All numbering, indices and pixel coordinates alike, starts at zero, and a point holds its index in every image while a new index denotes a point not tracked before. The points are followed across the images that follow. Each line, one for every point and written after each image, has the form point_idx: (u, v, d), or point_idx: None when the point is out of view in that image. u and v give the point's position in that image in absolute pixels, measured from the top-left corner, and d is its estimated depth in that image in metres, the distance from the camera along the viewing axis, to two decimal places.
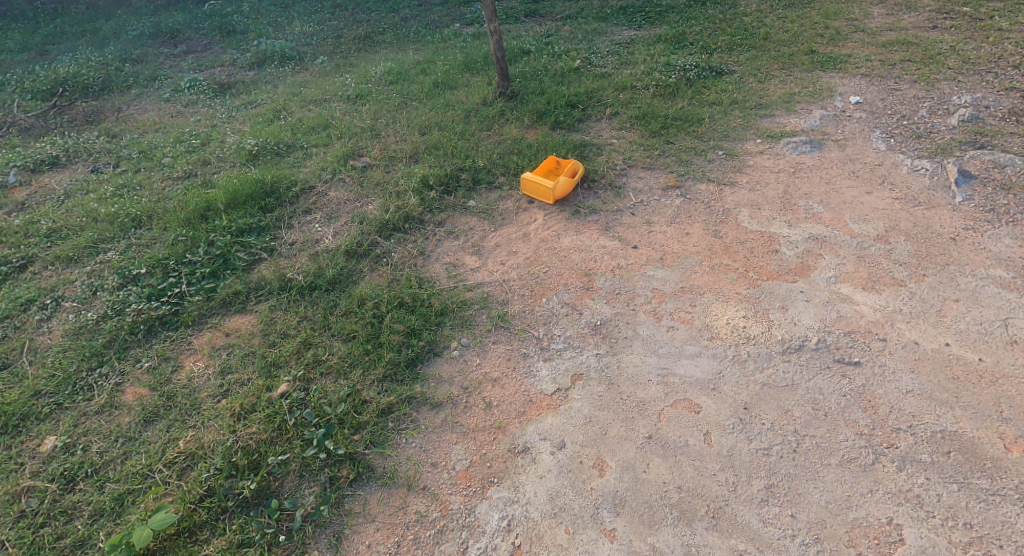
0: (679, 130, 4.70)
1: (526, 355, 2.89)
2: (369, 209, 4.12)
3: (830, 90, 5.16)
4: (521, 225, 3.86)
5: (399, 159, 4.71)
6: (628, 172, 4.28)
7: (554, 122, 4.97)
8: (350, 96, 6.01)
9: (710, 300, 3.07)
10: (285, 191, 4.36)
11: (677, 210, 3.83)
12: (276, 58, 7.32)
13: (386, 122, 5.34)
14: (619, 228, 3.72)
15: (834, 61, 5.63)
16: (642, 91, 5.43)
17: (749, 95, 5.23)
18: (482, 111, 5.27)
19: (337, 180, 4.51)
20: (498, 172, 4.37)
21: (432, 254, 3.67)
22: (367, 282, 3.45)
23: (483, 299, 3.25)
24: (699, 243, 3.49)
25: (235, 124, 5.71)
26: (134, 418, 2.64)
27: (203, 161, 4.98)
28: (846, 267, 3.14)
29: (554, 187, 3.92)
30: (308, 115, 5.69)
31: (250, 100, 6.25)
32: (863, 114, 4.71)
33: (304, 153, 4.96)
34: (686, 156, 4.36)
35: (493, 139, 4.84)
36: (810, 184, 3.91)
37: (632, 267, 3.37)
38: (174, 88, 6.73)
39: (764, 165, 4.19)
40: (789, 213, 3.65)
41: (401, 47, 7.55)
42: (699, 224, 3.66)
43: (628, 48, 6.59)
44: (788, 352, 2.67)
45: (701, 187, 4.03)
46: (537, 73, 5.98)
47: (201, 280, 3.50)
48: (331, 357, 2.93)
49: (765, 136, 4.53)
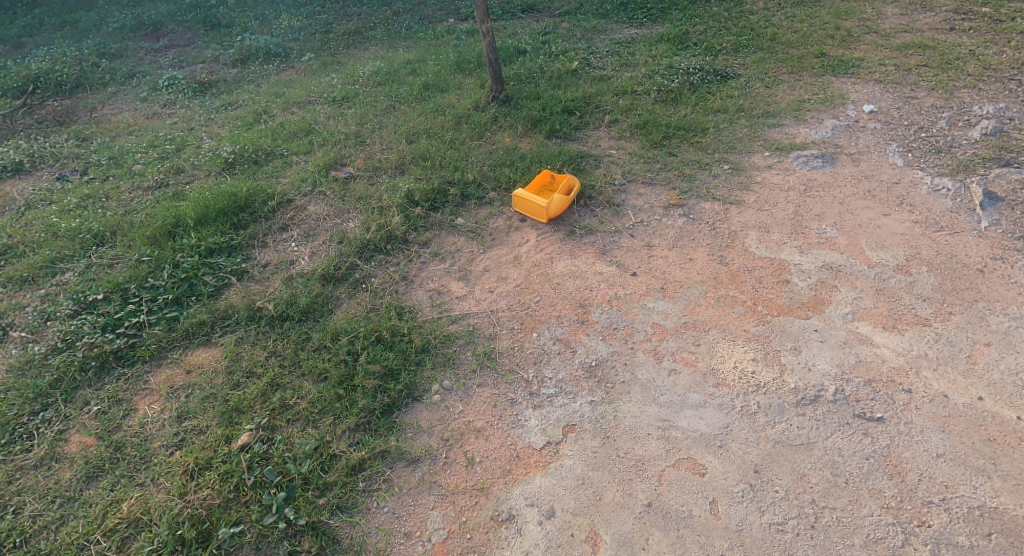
0: (682, 141, 4.42)
1: (513, 400, 2.63)
2: (350, 226, 3.84)
3: (842, 97, 4.88)
4: (512, 247, 3.60)
5: (384, 169, 4.43)
6: (627, 187, 4.01)
7: (550, 130, 4.69)
8: (336, 98, 5.71)
9: (715, 338, 2.81)
10: (261, 205, 4.08)
11: (680, 232, 3.57)
12: (261, 54, 6.99)
13: (372, 128, 5.05)
14: (617, 252, 3.46)
15: (845, 65, 5.34)
16: (643, 96, 5.15)
17: (756, 102, 4.95)
18: (474, 117, 4.98)
19: (317, 193, 4.24)
20: (488, 186, 4.10)
21: (416, 279, 3.41)
22: (343, 312, 3.19)
23: (468, 333, 2.99)
24: (703, 271, 3.23)
25: (213, 127, 5.41)
26: (75, 474, 2.39)
27: (176, 169, 4.68)
28: (864, 301, 2.88)
29: (549, 206, 3.66)
30: (291, 118, 5.40)
31: (230, 101, 5.94)
32: (877, 125, 4.43)
33: (284, 162, 4.67)
34: (690, 170, 4.09)
35: (484, 148, 4.55)
36: (822, 203, 3.65)
37: (630, 298, 3.11)
38: (152, 85, 6.40)
39: (772, 181, 3.93)
40: (800, 237, 3.39)
41: (392, 44, 7.23)
42: (703, 249, 3.40)
43: (629, 48, 6.29)
44: (803, 404, 2.41)
45: (706, 205, 3.77)
46: (533, 75, 5.69)
47: (163, 307, 3.23)
48: (299, 401, 2.67)
49: (773, 149, 4.26)
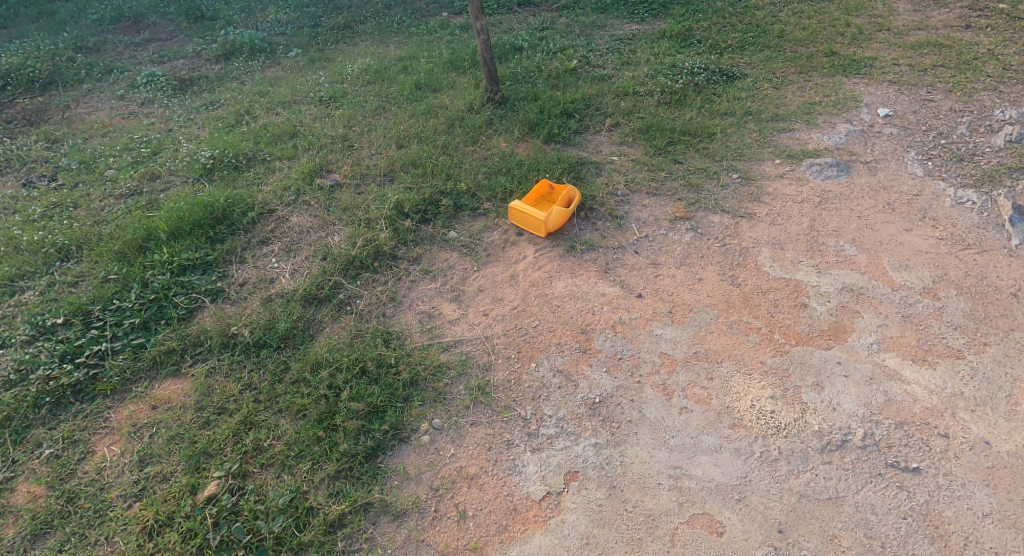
0: (687, 147, 4.19)
1: (509, 442, 2.40)
2: (336, 240, 3.60)
3: (855, 99, 4.64)
4: (508, 264, 3.36)
5: (373, 176, 4.17)
6: (630, 198, 3.78)
7: (548, 134, 4.44)
8: (323, 97, 5.43)
9: (729, 371, 2.58)
10: (240, 216, 3.82)
11: (687, 248, 3.34)
12: (245, 50, 6.68)
13: (361, 131, 4.79)
14: (621, 271, 3.24)
15: (857, 65, 5.10)
16: (646, 97, 4.90)
17: (764, 105, 4.71)
18: (467, 120, 4.72)
19: (301, 203, 3.98)
20: (483, 196, 3.85)
21: (405, 300, 3.17)
22: (326, 337, 2.94)
23: (461, 362, 2.76)
24: (714, 293, 3.00)
25: (193, 129, 5.13)
26: (20, 531, 2.19)
27: (151, 175, 4.41)
28: (890, 329, 2.65)
29: (548, 220, 3.42)
30: (275, 120, 5.12)
31: (212, 100, 5.65)
32: (893, 130, 4.20)
33: (266, 168, 4.40)
34: (696, 179, 3.86)
35: (479, 154, 4.30)
36: (839, 217, 3.42)
37: (635, 324, 2.89)
38: (130, 82, 6.09)
39: (784, 192, 3.70)
40: (816, 255, 3.16)
41: (382, 39, 6.93)
42: (713, 268, 3.17)
43: (630, 45, 6.02)
44: (830, 451, 2.18)
45: (714, 218, 3.54)
46: (530, 74, 5.42)
47: (130, 332, 2.97)
48: (274, 443, 2.43)
49: (784, 156, 4.02)
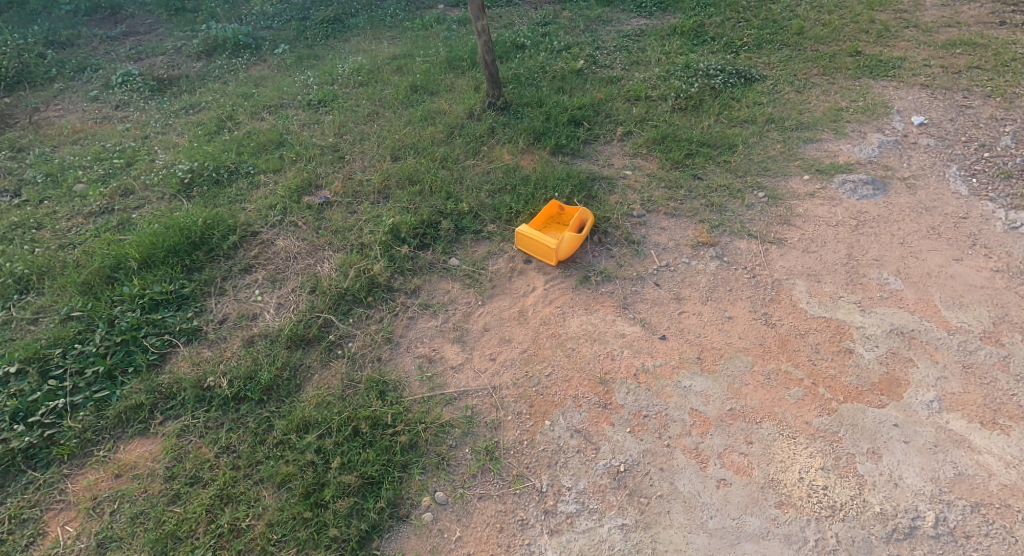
0: (707, 160, 3.87)
1: (524, 522, 2.11)
2: (325, 268, 3.27)
3: (885, 105, 4.32)
4: (516, 298, 3.05)
5: (365, 193, 3.84)
6: (648, 219, 3.47)
7: (555, 145, 4.11)
8: (312, 100, 5.06)
9: (771, 433, 2.27)
10: (220, 240, 3.46)
11: (713, 279, 3.03)
12: (228, 46, 6.28)
13: (353, 140, 4.43)
14: (641, 306, 2.93)
15: (884, 66, 4.76)
16: (659, 102, 4.56)
17: (787, 111, 4.37)
18: (468, 129, 4.38)
19: (287, 224, 3.64)
20: (487, 218, 3.54)
21: (402, 340, 2.85)
22: (314, 387, 2.62)
23: (466, 419, 2.45)
24: (747, 336, 2.70)
25: (171, 137, 4.76)
26: None
27: (123, 190, 4.04)
28: (950, 384, 2.36)
29: (559, 247, 3.11)
30: (260, 126, 4.76)
31: (192, 102, 5.26)
32: (930, 142, 3.89)
33: (249, 183, 4.05)
34: (719, 198, 3.55)
35: (481, 167, 3.97)
36: (879, 243, 3.11)
37: (660, 373, 2.58)
38: (104, 82, 5.69)
39: (816, 212, 3.38)
40: (858, 289, 2.86)
41: (375, 35, 6.53)
42: (744, 303, 2.87)
43: (638, 43, 5.66)
44: (896, 540, 1.92)
45: (741, 244, 3.23)
46: (534, 75, 5.07)
47: (92, 382, 2.62)
48: (254, 524, 2.12)
49: (813, 171, 3.70)
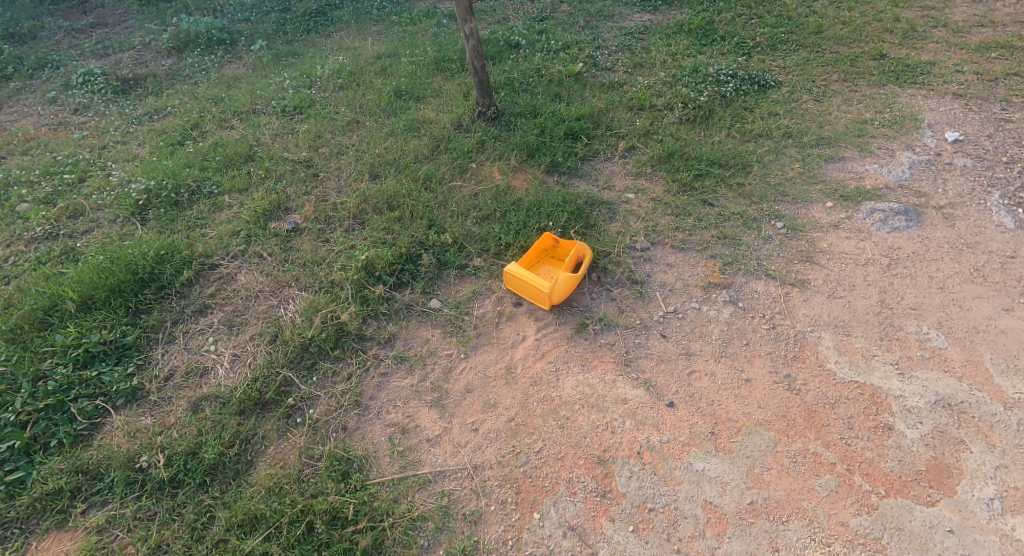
0: (719, 183, 3.49)
1: None
2: (290, 311, 2.90)
3: (914, 117, 3.93)
4: (503, 351, 2.69)
5: (339, 218, 3.46)
6: (652, 254, 3.10)
7: (550, 163, 3.72)
8: (286, 107, 4.64)
9: (800, 538, 1.95)
10: (173, 276, 3.07)
11: (727, 330, 2.67)
12: (201, 41, 5.81)
13: (329, 153, 4.04)
14: (645, 364, 2.57)
15: (912, 71, 4.36)
16: (665, 112, 4.16)
17: (805, 123, 3.98)
18: (454, 143, 3.99)
19: (251, 255, 3.27)
20: (473, 250, 3.16)
21: (371, 403, 2.49)
22: (267, 464, 2.27)
23: (441, 511, 2.11)
24: (769, 404, 2.34)
25: (132, 146, 4.34)
26: None
27: (72, 211, 3.64)
28: (1011, 476, 2.04)
29: (553, 290, 2.75)
30: (229, 135, 4.35)
31: (157, 106, 4.82)
32: (966, 162, 3.51)
33: (212, 204, 3.65)
34: (732, 229, 3.18)
35: (468, 189, 3.58)
36: (914, 288, 2.75)
37: (668, 451, 2.22)
38: (64, 81, 5.24)
39: (842, 247, 3.01)
40: (894, 346, 2.49)
41: (360, 29, 6.08)
42: (763, 362, 2.51)
43: (642, 42, 5.23)
44: None
45: (758, 286, 2.87)
46: (528, 80, 4.65)
47: (7, 459, 2.25)
48: None
49: (837, 198, 3.33)
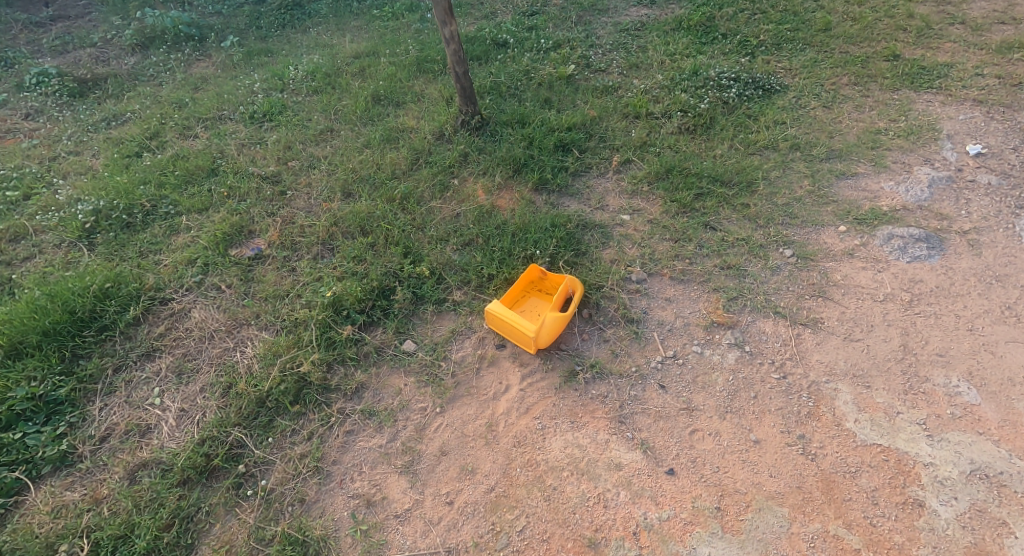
0: (721, 204, 3.21)
1: None
2: (247, 357, 2.60)
3: (932, 127, 3.64)
4: (484, 404, 2.42)
5: (306, 243, 3.15)
6: (650, 286, 2.82)
7: (539, 181, 3.42)
8: (255, 112, 4.28)
9: None
10: (117, 314, 2.76)
11: (733, 380, 2.40)
12: (168, 38, 5.42)
13: (298, 166, 3.71)
14: (642, 421, 2.29)
15: (928, 74, 4.06)
16: (663, 120, 3.86)
17: (814, 133, 3.69)
18: (435, 156, 3.67)
19: (208, 287, 2.96)
20: (452, 282, 2.87)
21: (334, 469, 2.22)
22: (211, 548, 2.00)
23: None
24: (783, 473, 2.07)
25: (86, 157, 4.00)
26: None
27: (12, 235, 3.32)
28: None
29: (539, 333, 2.47)
30: (191, 145, 4.02)
31: (115, 110, 4.45)
32: (990, 180, 3.24)
33: (167, 226, 3.33)
34: (736, 257, 2.90)
35: (449, 211, 3.28)
36: (940, 329, 2.47)
37: (668, 532, 1.97)
38: (17, 82, 4.85)
39: (858, 280, 2.74)
40: (921, 402, 2.22)
41: (339, 24, 5.70)
42: (774, 420, 2.24)
43: (639, 39, 4.89)
44: None
45: (766, 326, 2.59)
46: (516, 83, 4.32)
47: None
48: None
49: (852, 220, 3.05)
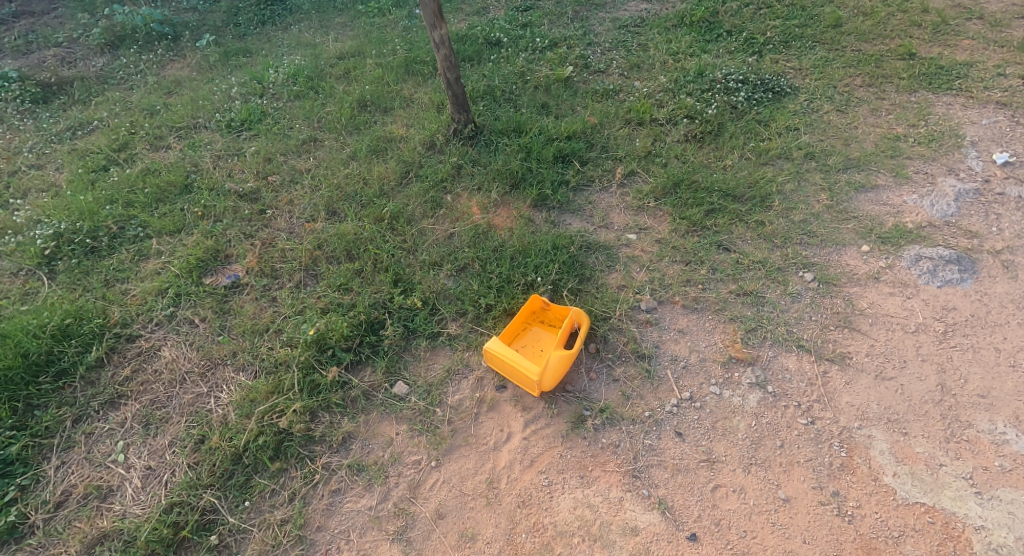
0: (734, 222, 2.99)
1: None
2: (221, 404, 2.36)
3: (954, 133, 3.43)
4: (484, 455, 2.20)
5: (287, 270, 2.89)
6: (661, 316, 2.60)
7: (538, 196, 3.18)
8: (232, 120, 3.99)
9: None
10: (77, 356, 2.51)
11: (757, 426, 2.19)
12: (139, 37, 5.09)
13: (278, 181, 3.45)
14: (658, 476, 2.09)
15: (947, 74, 3.84)
16: (669, 127, 3.62)
17: (829, 141, 3.46)
18: (426, 169, 3.42)
19: (179, 321, 2.70)
20: (446, 314, 2.64)
21: (319, 538, 2.00)
22: None
23: None
24: (819, 539, 1.87)
25: (49, 172, 3.71)
26: None
27: None
28: None
29: (543, 376, 2.24)
30: (163, 157, 3.74)
31: (82, 119, 4.15)
32: (1020, 193, 3.04)
33: (136, 251, 3.06)
34: (753, 282, 2.68)
35: (441, 231, 3.03)
36: (979, 365, 2.28)
37: None
38: None
39: (885, 308, 2.53)
40: (965, 453, 2.03)
41: (321, 20, 5.38)
42: (805, 474, 2.03)
43: (639, 37, 4.63)
44: None
45: (789, 362, 2.38)
46: (511, 86, 4.06)
47: None
48: None
49: (875, 239, 2.83)
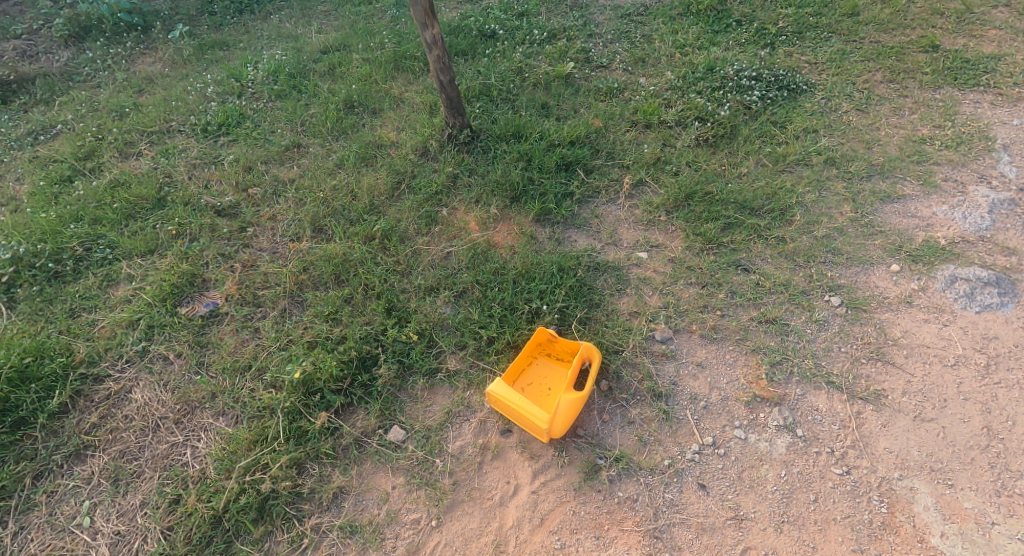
0: (752, 238, 2.77)
1: None
2: (198, 456, 2.15)
3: (984, 134, 3.21)
4: (489, 512, 2.00)
5: (269, 296, 2.65)
6: (678, 347, 2.39)
7: (540, 210, 2.94)
8: (208, 123, 3.70)
9: None
10: (37, 403, 2.28)
11: (788, 477, 2.00)
12: (106, 29, 4.74)
13: (258, 193, 3.18)
14: (682, 536, 1.91)
15: (973, 69, 3.60)
16: (678, 130, 3.37)
17: (850, 144, 3.23)
18: (419, 179, 3.16)
19: (152, 358, 2.46)
20: (444, 349, 2.41)
21: None
22: None
23: None
24: None
25: (8, 183, 3.43)
26: None
27: None
28: None
29: (553, 423, 2.04)
30: (133, 167, 3.46)
31: (44, 122, 3.84)
32: None
33: (104, 276, 2.81)
34: (777, 308, 2.47)
35: (437, 251, 2.80)
36: None
37: None
38: None
39: (921, 338, 2.34)
40: (1019, 509, 1.89)
41: (303, 9, 5.04)
42: (844, 535, 1.87)
43: (643, 27, 4.34)
44: None
45: (820, 402, 2.18)
46: (508, 84, 3.78)
47: None
48: None
49: (906, 258, 2.62)
